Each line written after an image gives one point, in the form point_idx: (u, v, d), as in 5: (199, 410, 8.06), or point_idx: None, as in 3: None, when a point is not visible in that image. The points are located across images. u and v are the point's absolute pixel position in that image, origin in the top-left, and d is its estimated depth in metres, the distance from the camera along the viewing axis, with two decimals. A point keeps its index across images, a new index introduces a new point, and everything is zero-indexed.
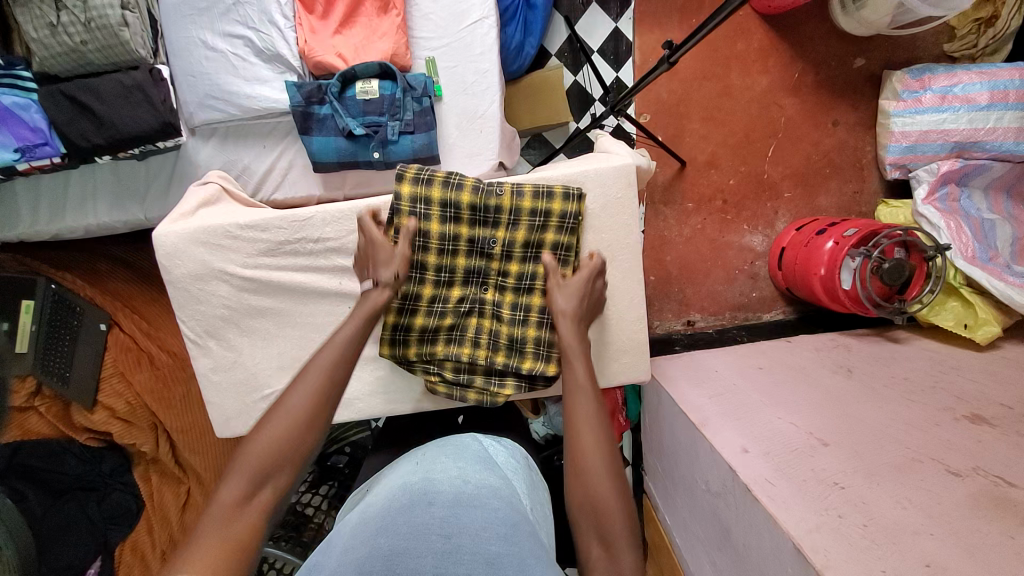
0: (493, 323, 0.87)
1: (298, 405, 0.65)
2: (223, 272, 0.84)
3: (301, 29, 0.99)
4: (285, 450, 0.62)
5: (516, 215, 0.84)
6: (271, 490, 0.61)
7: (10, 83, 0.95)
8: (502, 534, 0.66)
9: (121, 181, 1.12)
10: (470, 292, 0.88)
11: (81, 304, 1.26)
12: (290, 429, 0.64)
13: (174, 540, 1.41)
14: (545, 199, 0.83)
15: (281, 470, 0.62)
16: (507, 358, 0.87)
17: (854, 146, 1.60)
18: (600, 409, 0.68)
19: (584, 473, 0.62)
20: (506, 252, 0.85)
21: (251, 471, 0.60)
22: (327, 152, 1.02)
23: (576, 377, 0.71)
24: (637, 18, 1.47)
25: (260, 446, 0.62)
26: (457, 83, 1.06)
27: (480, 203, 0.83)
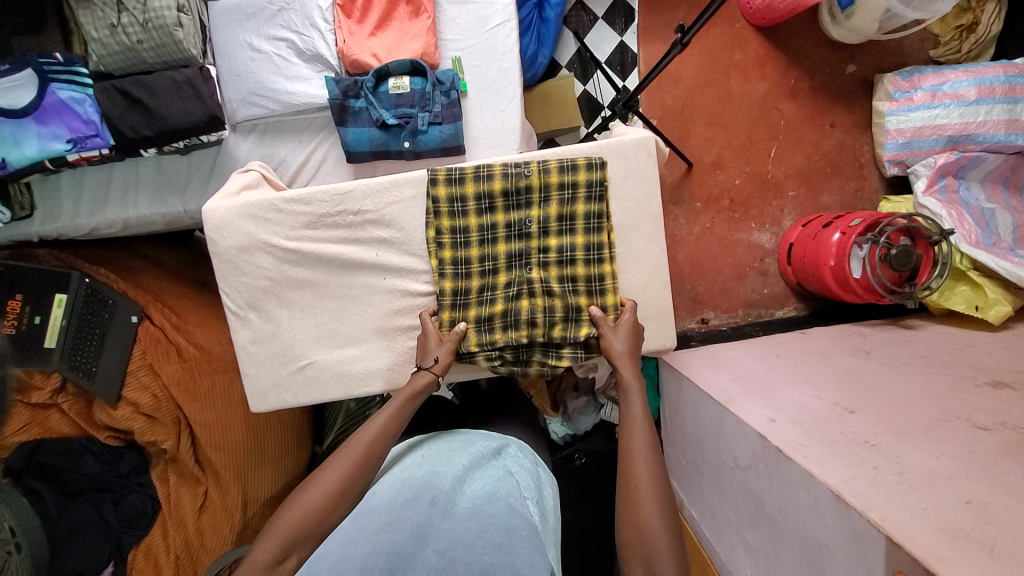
0: (546, 300, 0.89)
1: (331, 484, 0.77)
2: (267, 244, 0.89)
3: (340, 31, 1.09)
4: (318, 519, 0.75)
5: (547, 192, 0.89)
6: (297, 556, 0.73)
7: (68, 79, 1.02)
8: (497, 542, 0.69)
9: (162, 175, 1.18)
10: (516, 275, 0.90)
11: (113, 297, 1.29)
12: (323, 500, 0.76)
13: (189, 545, 1.35)
14: (569, 173, 0.88)
15: (305, 539, 0.74)
16: (564, 331, 0.89)
17: (852, 146, 1.68)
18: (652, 449, 0.77)
19: (636, 504, 0.72)
20: (543, 230, 0.89)
21: (284, 535, 0.72)
22: (361, 142, 1.09)
23: (634, 415, 0.82)
24: (641, 31, 1.58)
25: (294, 515, 0.74)
26: (481, 79, 1.14)
27: (514, 191, 0.89)
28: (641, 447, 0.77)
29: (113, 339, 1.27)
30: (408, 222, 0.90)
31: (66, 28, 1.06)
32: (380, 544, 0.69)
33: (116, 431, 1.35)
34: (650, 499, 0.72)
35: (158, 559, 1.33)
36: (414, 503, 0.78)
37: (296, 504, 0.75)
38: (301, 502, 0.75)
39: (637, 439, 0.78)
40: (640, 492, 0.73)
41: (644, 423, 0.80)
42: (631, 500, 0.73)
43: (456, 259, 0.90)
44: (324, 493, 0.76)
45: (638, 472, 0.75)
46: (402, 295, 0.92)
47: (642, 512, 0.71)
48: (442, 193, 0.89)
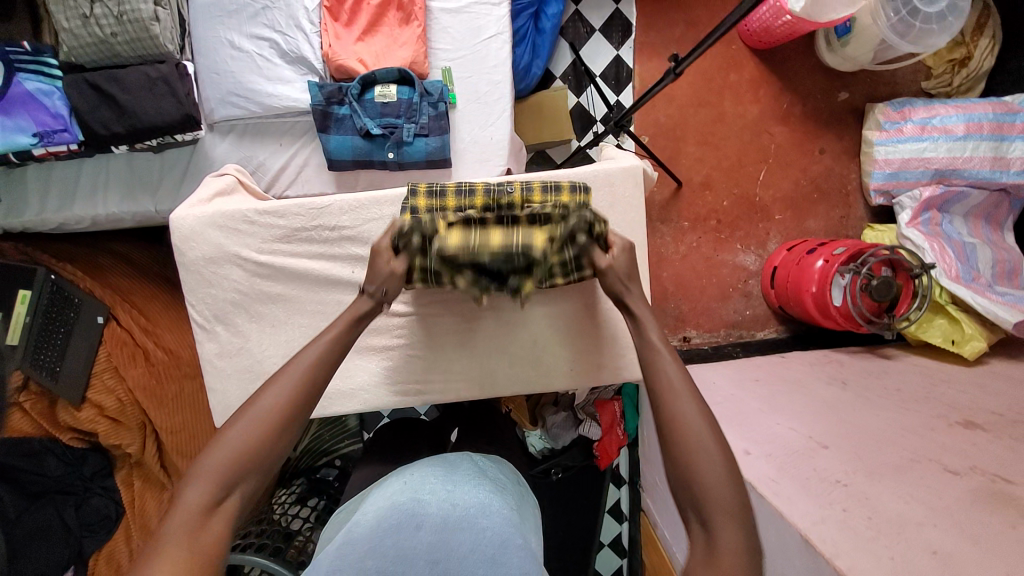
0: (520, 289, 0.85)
1: (272, 412, 0.62)
2: (238, 257, 0.86)
3: (326, 34, 1.05)
4: (261, 448, 0.60)
5: (527, 207, 0.84)
6: (239, 496, 0.58)
7: (35, 69, 0.98)
8: (490, 556, 0.65)
9: (133, 173, 1.13)
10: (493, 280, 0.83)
11: (80, 296, 1.24)
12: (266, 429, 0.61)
13: None
14: (550, 191, 0.85)
15: (252, 474, 0.59)
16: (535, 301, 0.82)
17: (840, 173, 1.69)
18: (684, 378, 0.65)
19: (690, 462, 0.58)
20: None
21: (221, 475, 0.58)
22: (343, 151, 1.06)
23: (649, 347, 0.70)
24: (637, 47, 1.57)
25: (229, 451, 0.59)
26: (471, 91, 1.11)
27: (497, 201, 0.85)
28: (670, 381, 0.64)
29: (78, 339, 1.22)
30: None
31: (36, 15, 1.01)
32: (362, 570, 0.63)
33: (80, 433, 1.32)
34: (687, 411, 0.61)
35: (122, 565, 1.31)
36: (399, 527, 0.66)
37: (242, 435, 0.60)
38: (235, 435, 0.60)
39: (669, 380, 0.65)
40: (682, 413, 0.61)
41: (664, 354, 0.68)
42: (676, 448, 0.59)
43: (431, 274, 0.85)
44: (267, 419, 0.61)
45: (672, 381, 0.64)
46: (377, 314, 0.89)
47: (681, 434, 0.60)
48: (421, 202, 0.85)
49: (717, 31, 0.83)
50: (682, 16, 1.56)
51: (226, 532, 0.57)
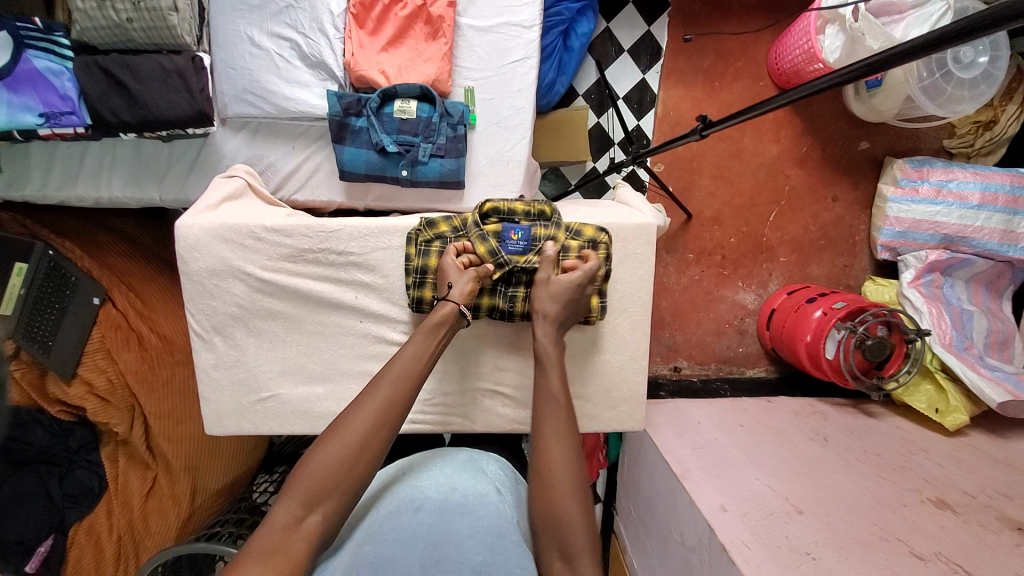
0: (528, 304, 0.86)
1: (353, 433, 0.68)
2: (242, 271, 0.85)
3: (350, 42, 1.02)
4: (341, 472, 0.66)
5: (550, 245, 0.85)
6: (320, 516, 0.65)
7: (46, 47, 0.96)
8: (488, 542, 0.69)
9: (139, 159, 1.12)
10: (501, 300, 0.86)
11: (77, 275, 1.23)
12: (345, 451, 0.67)
13: (133, 527, 1.36)
14: (574, 238, 0.86)
15: (331, 496, 0.65)
16: None
17: (850, 223, 1.69)
18: (569, 424, 0.72)
19: (550, 491, 0.67)
20: (532, 285, 0.86)
21: (304, 496, 0.64)
22: (356, 163, 1.04)
23: (550, 388, 0.75)
24: (664, 73, 1.54)
25: (314, 471, 0.66)
26: (492, 114, 1.09)
27: (518, 227, 0.85)
28: (554, 423, 0.72)
29: (70, 318, 1.21)
30: (392, 270, 0.87)
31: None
32: (363, 557, 0.65)
33: (68, 407, 1.33)
34: (559, 471, 0.68)
35: (100, 538, 1.34)
36: (400, 514, 0.74)
37: (327, 455, 0.66)
38: (320, 457, 0.66)
39: (552, 422, 0.72)
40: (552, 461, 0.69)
41: (560, 402, 0.74)
42: (540, 476, 0.69)
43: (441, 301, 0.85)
44: (348, 443, 0.67)
45: (548, 437, 0.71)
46: (374, 341, 0.89)
47: (548, 484, 0.68)
48: (440, 228, 0.86)
49: (754, 109, 0.83)
50: (714, 47, 1.53)
51: (309, 546, 0.63)
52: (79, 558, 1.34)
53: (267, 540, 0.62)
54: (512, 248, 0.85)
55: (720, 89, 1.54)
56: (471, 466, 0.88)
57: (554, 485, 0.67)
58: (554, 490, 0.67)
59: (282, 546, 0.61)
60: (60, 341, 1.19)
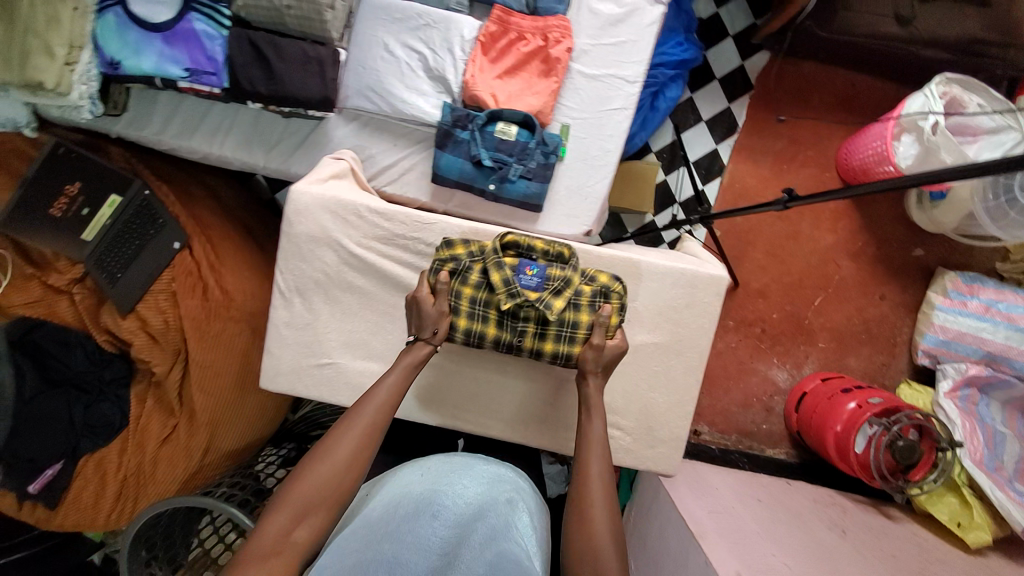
0: (534, 342, 0.87)
1: (340, 451, 0.74)
2: (337, 243, 0.91)
3: (472, 64, 1.12)
4: (327, 487, 0.71)
5: (563, 287, 0.85)
6: (306, 529, 0.69)
7: (209, 13, 1.07)
8: (495, 560, 0.70)
9: (257, 129, 1.22)
10: (506, 332, 0.88)
11: (164, 218, 1.33)
12: (330, 468, 0.72)
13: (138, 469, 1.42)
14: (588, 282, 0.87)
15: (318, 508, 0.70)
16: (551, 347, 0.86)
17: (893, 323, 1.71)
18: (605, 460, 0.75)
19: (590, 521, 0.68)
20: (542, 321, 0.87)
21: (291, 509, 0.69)
22: (451, 169, 1.13)
23: (593, 432, 0.77)
24: (736, 147, 1.62)
25: (304, 486, 0.71)
26: (582, 151, 1.16)
27: (534, 265, 0.87)
28: (596, 460, 0.74)
29: (146, 254, 1.32)
30: None
31: None
32: (374, 554, 0.68)
33: (113, 338, 1.42)
34: (599, 508, 0.69)
35: (106, 473, 1.41)
36: (414, 514, 0.74)
37: (315, 470, 0.72)
38: (306, 476, 0.71)
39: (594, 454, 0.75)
40: (592, 475, 0.73)
41: (601, 439, 0.76)
42: (582, 502, 0.70)
43: (467, 332, 0.87)
44: (333, 460, 0.73)
45: (592, 475, 0.72)
46: None
47: (590, 522, 0.68)
48: (458, 251, 0.88)
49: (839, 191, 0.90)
50: (787, 133, 1.62)
51: (298, 557, 0.67)
52: (81, 489, 1.41)
53: (260, 551, 0.66)
54: (524, 282, 0.86)
55: (786, 173, 1.62)
56: (490, 472, 0.88)
57: (590, 516, 0.68)
58: (592, 536, 0.67)
59: (273, 556, 0.66)
60: (128, 277, 1.30)
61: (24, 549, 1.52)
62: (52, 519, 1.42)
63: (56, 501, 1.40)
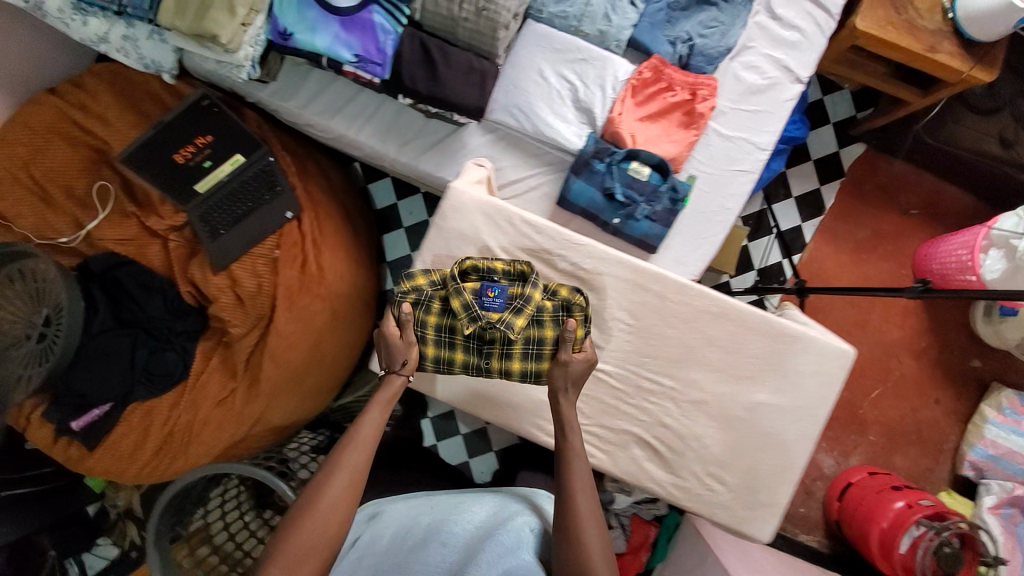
0: (501, 363, 0.89)
1: (328, 498, 0.79)
2: (485, 245, 0.94)
3: (619, 103, 1.17)
4: (321, 534, 0.77)
5: (524, 305, 0.86)
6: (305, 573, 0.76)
7: (389, 8, 1.11)
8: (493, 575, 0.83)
9: (396, 122, 1.28)
10: (472, 356, 0.90)
11: (282, 186, 1.36)
12: (317, 520, 0.77)
13: (181, 428, 1.37)
14: (551, 297, 0.89)
15: (314, 556, 0.77)
16: (520, 365, 0.88)
17: (942, 429, 1.72)
18: (587, 479, 0.81)
19: (577, 536, 0.76)
20: (507, 341, 0.88)
21: (287, 562, 0.75)
22: (580, 197, 1.16)
23: (571, 452, 0.81)
24: (820, 228, 1.68)
25: (295, 540, 0.76)
26: (703, 203, 1.20)
27: (495, 285, 0.87)
28: (580, 479, 0.80)
29: (256, 217, 1.35)
30: (609, 295, 0.92)
31: None
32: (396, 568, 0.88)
33: (196, 292, 1.42)
34: (589, 523, 0.77)
35: (151, 427, 1.37)
36: (428, 541, 0.92)
37: (302, 522, 0.77)
38: (298, 528, 0.77)
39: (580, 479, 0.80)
40: (578, 495, 0.78)
41: (581, 457, 0.82)
42: (570, 523, 0.77)
43: (437, 358, 0.90)
44: (321, 509, 0.78)
45: (577, 495, 0.78)
46: None
47: (584, 550, 0.76)
48: (419, 280, 0.90)
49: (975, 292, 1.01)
50: (870, 224, 1.68)
51: None
52: (122, 437, 1.36)
53: None
54: (488, 304, 0.86)
55: (864, 262, 1.67)
56: (495, 498, 1.02)
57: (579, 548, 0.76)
58: (584, 557, 0.75)
59: None
60: (227, 237, 1.35)
61: (26, 487, 1.45)
62: (81, 461, 1.37)
63: (94, 443, 1.35)
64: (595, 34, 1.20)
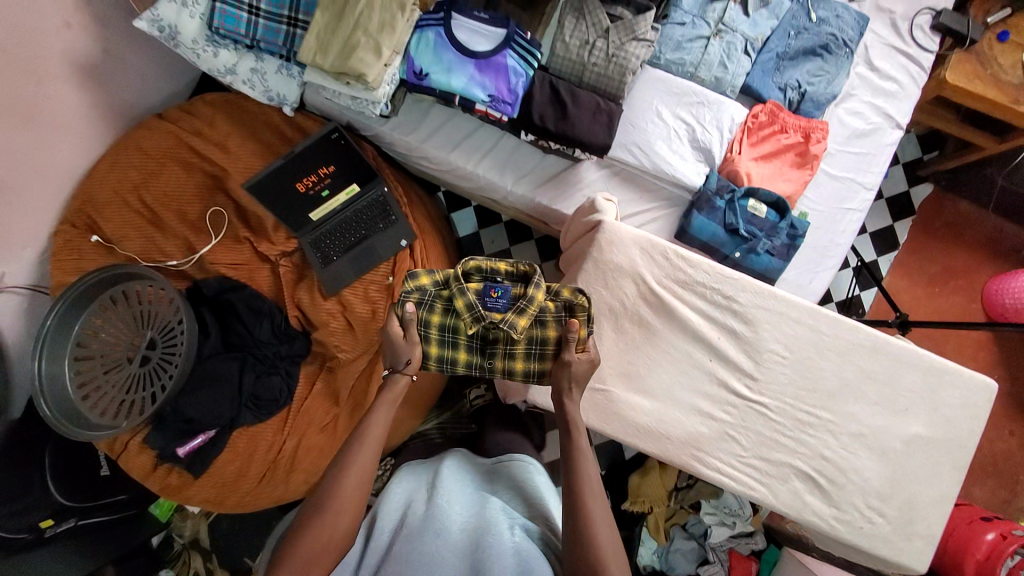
0: (504, 361, 0.96)
1: (337, 498, 0.84)
2: (641, 276, 0.98)
3: (735, 144, 1.25)
4: (334, 533, 0.84)
5: (527, 306, 0.90)
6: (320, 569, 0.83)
7: (523, 51, 1.18)
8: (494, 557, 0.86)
9: (514, 157, 1.34)
10: (476, 357, 0.97)
11: (396, 215, 1.40)
12: (327, 520, 0.83)
13: (285, 454, 1.37)
14: (554, 298, 0.93)
15: (327, 555, 0.83)
16: (523, 363, 0.95)
17: (1020, 462, 1.74)
18: (597, 479, 0.85)
19: (589, 532, 0.80)
20: (510, 340, 0.95)
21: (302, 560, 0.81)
22: (703, 231, 1.22)
23: (579, 452, 0.87)
24: (895, 263, 1.75)
25: (310, 540, 0.82)
26: (816, 239, 1.26)
27: (499, 287, 0.92)
28: (590, 475, 0.85)
29: (370, 246, 1.39)
30: (763, 328, 0.97)
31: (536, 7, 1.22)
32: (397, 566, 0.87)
33: (302, 316, 1.45)
34: (598, 520, 0.81)
35: (257, 451, 1.37)
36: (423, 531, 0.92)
37: (319, 523, 0.83)
38: (312, 527, 0.83)
39: (589, 476, 0.84)
40: (587, 496, 0.83)
41: (587, 458, 0.86)
42: (581, 519, 0.81)
43: (442, 358, 0.96)
44: (333, 508, 0.84)
45: (588, 491, 0.83)
46: (716, 382, 0.97)
47: (598, 548, 0.79)
48: (422, 281, 0.93)
49: None
50: (942, 259, 1.75)
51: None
52: (228, 462, 1.37)
53: None
54: (491, 305, 0.91)
55: (938, 296, 1.73)
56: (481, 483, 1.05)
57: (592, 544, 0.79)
58: (599, 553, 0.79)
59: None
60: (341, 262, 1.38)
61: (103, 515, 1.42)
62: (180, 490, 1.36)
63: (199, 470, 1.34)
64: (710, 80, 1.29)
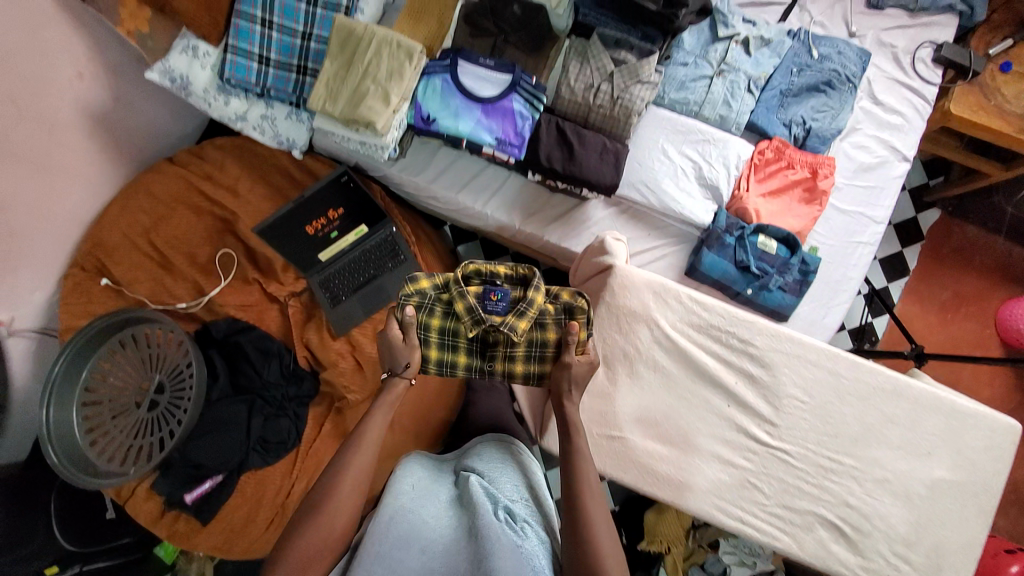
0: (504, 364, 0.95)
1: (333, 502, 0.82)
2: (654, 321, 0.97)
3: (743, 180, 1.25)
4: (330, 537, 0.81)
5: (526, 309, 0.89)
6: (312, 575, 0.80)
7: (529, 96, 1.19)
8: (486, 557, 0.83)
9: (522, 195, 1.34)
10: (476, 359, 0.96)
11: (405, 254, 1.42)
12: (322, 521, 0.81)
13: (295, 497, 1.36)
14: (554, 301, 0.92)
15: (322, 562, 0.81)
16: (523, 366, 0.94)
17: None
18: (600, 491, 0.83)
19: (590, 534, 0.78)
20: (510, 342, 0.93)
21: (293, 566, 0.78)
22: (713, 269, 1.21)
23: (581, 457, 0.85)
24: (906, 290, 1.73)
25: (303, 544, 0.80)
26: (827, 274, 1.25)
27: (498, 289, 0.91)
28: (593, 486, 0.82)
29: (379, 284, 1.41)
30: (781, 372, 0.95)
31: (542, 52, 1.25)
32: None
33: (310, 356, 1.44)
34: (600, 524, 0.79)
35: (263, 495, 1.35)
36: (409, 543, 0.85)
37: (315, 524, 0.81)
38: (306, 529, 0.80)
39: (591, 487, 0.82)
40: (588, 500, 0.81)
41: (587, 466, 0.84)
42: (584, 526, 0.79)
43: (442, 361, 0.96)
44: (329, 510, 0.82)
45: (590, 498, 0.81)
46: (734, 429, 0.95)
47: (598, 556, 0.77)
48: (422, 284, 0.93)
49: None
50: (953, 285, 1.73)
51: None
52: (235, 507, 1.34)
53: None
54: (490, 308, 0.91)
55: (952, 323, 1.71)
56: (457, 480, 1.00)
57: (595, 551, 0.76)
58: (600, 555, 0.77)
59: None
60: (350, 303, 1.40)
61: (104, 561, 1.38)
62: (188, 537, 1.33)
63: (207, 517, 1.32)
64: (715, 118, 1.30)
